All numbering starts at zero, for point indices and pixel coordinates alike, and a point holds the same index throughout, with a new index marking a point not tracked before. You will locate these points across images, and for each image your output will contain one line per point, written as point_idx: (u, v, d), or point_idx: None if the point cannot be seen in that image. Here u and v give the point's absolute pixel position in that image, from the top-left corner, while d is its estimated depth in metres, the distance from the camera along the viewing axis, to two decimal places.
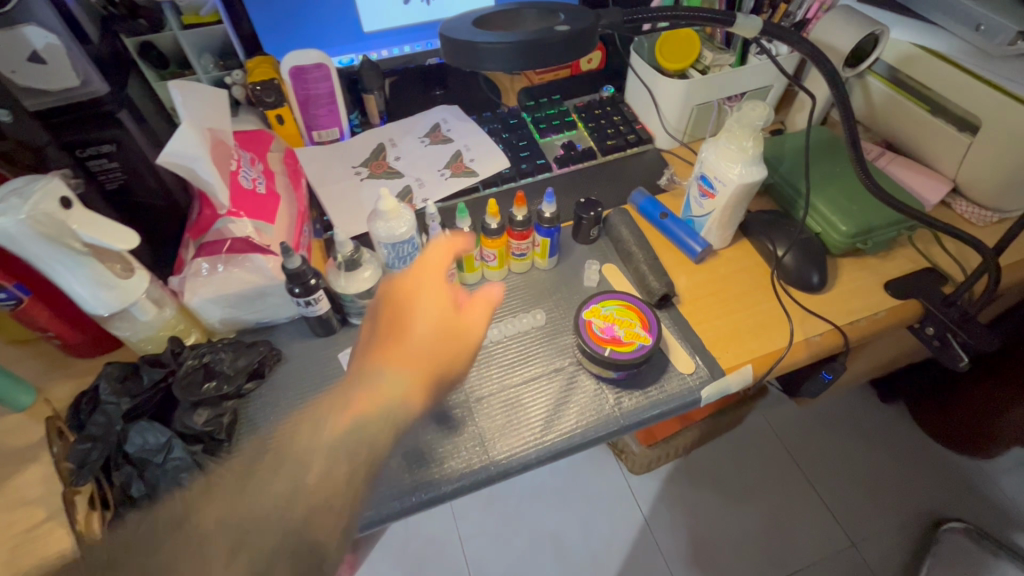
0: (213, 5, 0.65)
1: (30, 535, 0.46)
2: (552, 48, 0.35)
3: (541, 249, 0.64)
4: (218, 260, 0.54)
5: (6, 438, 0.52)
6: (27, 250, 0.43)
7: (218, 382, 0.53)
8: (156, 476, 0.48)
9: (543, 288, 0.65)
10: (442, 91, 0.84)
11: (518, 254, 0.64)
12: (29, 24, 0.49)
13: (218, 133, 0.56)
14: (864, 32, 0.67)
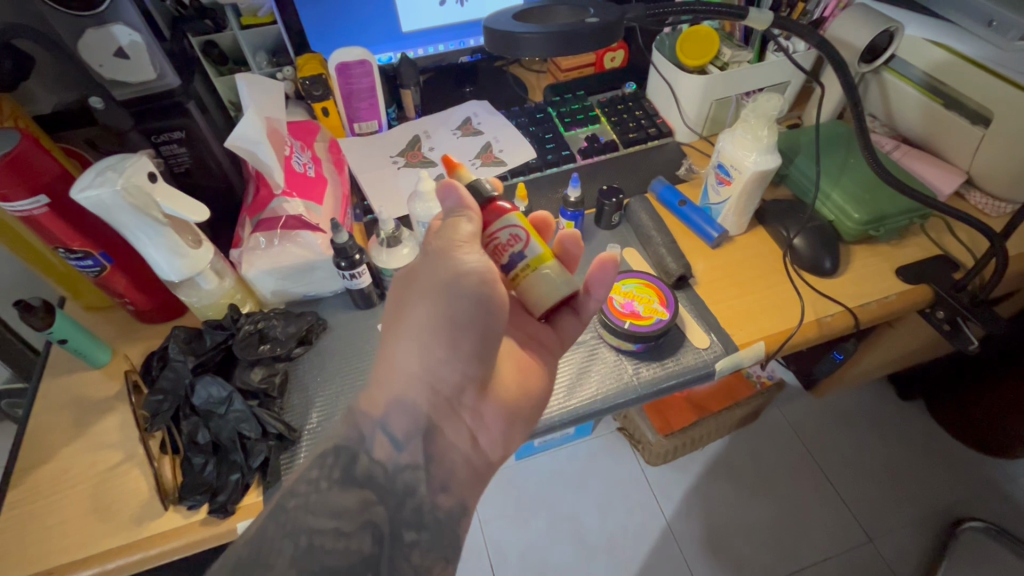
0: (269, 7, 0.73)
1: (112, 474, 0.53)
2: (583, 38, 0.39)
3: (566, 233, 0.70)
4: (274, 235, 0.60)
5: (88, 390, 0.59)
6: (116, 217, 0.49)
7: (271, 345, 0.59)
8: (219, 425, 0.53)
9: None
10: (472, 88, 0.90)
11: (514, 261, 0.48)
12: (118, 23, 0.54)
13: (273, 122, 0.62)
14: (879, 28, 0.70)
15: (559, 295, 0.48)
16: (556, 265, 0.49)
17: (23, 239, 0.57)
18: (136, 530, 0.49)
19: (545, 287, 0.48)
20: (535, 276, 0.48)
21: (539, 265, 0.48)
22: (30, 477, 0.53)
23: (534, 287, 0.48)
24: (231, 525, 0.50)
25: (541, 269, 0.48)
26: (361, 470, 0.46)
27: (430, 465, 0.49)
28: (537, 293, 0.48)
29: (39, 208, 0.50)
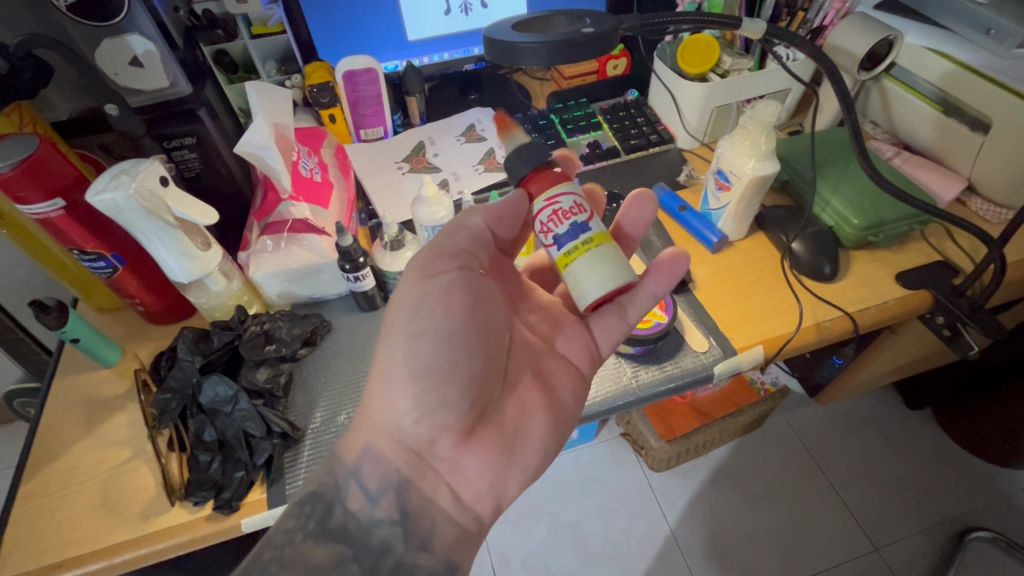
0: (279, 17, 0.75)
1: (120, 471, 0.54)
2: (579, 47, 0.41)
3: None
4: (281, 238, 0.61)
5: (98, 389, 0.60)
6: (128, 220, 0.50)
7: (277, 346, 0.60)
8: (226, 423, 0.54)
9: None
10: (476, 96, 0.91)
11: (568, 235, 0.45)
12: (134, 33, 0.56)
13: (282, 128, 0.64)
14: (878, 36, 0.70)
15: (614, 284, 0.45)
16: (613, 248, 0.46)
17: (39, 241, 0.59)
18: (143, 525, 0.51)
19: (602, 271, 0.45)
20: (592, 257, 0.45)
21: (597, 245, 0.45)
22: (40, 472, 0.54)
23: (589, 268, 0.45)
24: (234, 522, 0.51)
25: (598, 250, 0.45)
26: (337, 522, 0.47)
27: (407, 520, 0.48)
28: (592, 278, 0.45)
29: (55, 211, 0.52)
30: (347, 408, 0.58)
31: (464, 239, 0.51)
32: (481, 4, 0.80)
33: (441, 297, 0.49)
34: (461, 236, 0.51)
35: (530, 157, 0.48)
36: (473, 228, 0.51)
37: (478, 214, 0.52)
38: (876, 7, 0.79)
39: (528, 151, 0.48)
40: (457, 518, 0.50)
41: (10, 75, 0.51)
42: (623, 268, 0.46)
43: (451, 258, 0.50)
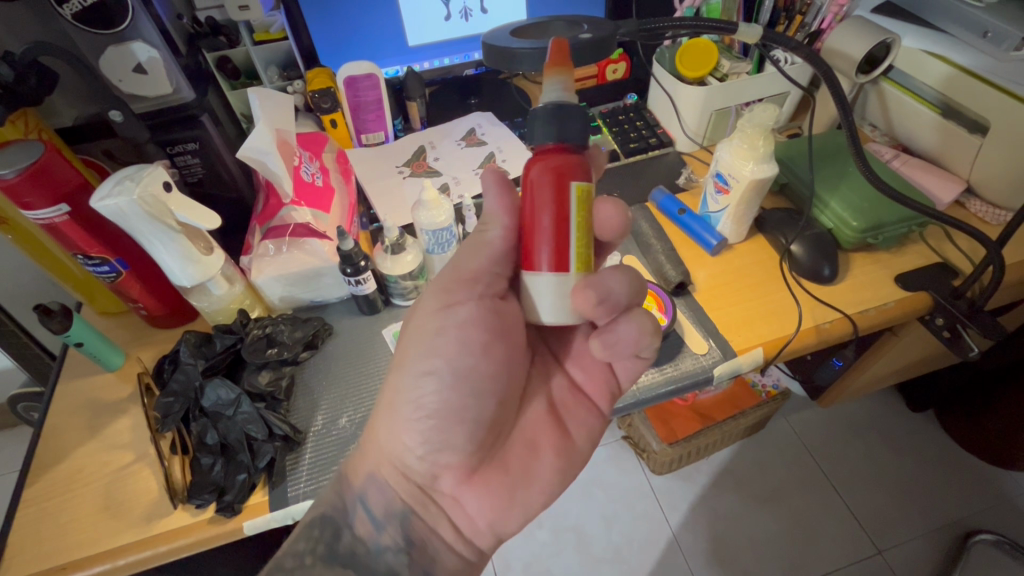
0: (280, 24, 0.77)
1: (123, 474, 0.54)
2: (577, 52, 0.41)
3: None
4: (283, 242, 0.62)
5: (102, 393, 0.61)
6: (133, 225, 0.51)
7: (279, 349, 0.60)
8: (228, 426, 0.54)
9: None
10: (476, 100, 0.92)
11: None
12: (137, 41, 0.56)
13: (284, 133, 0.64)
14: (876, 39, 0.71)
15: (557, 318, 0.40)
16: (573, 281, 0.40)
17: (43, 246, 0.59)
18: (146, 528, 0.51)
19: (548, 298, 0.40)
20: (548, 279, 0.40)
21: (555, 269, 0.40)
22: (45, 476, 0.54)
23: (538, 289, 0.40)
24: (237, 524, 0.51)
25: (554, 275, 0.40)
26: (344, 547, 0.49)
27: (412, 548, 0.50)
28: (539, 301, 0.41)
29: (60, 216, 0.52)
30: (348, 411, 0.58)
31: (485, 260, 0.48)
32: (481, 10, 0.81)
33: (435, 309, 0.48)
34: (479, 258, 0.47)
35: (555, 123, 0.39)
36: (492, 244, 0.47)
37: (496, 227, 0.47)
38: (873, 11, 0.80)
39: (558, 114, 0.39)
40: (459, 551, 0.53)
41: (15, 82, 0.51)
42: (572, 306, 0.40)
43: (478, 294, 0.48)
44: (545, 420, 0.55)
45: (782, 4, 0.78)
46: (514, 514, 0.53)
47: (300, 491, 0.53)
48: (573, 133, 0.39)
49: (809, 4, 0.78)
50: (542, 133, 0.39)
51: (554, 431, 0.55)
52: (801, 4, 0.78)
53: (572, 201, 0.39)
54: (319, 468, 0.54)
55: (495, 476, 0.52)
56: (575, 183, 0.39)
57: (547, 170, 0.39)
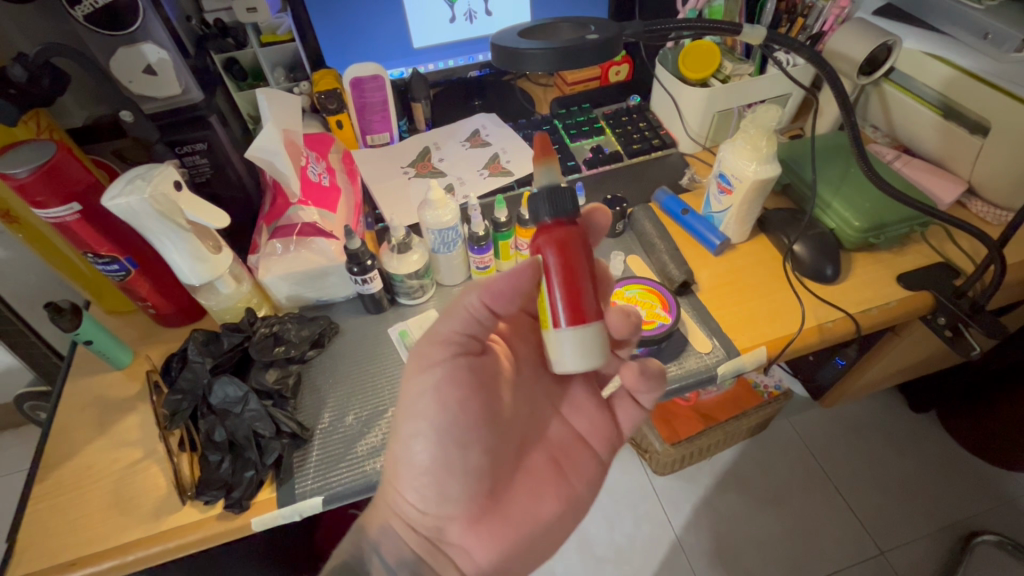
0: (289, 26, 0.78)
1: (132, 471, 0.55)
2: (584, 52, 0.42)
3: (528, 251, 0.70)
4: (290, 242, 0.62)
5: (110, 391, 0.61)
6: (144, 224, 0.52)
7: (286, 347, 0.61)
8: (235, 423, 0.55)
9: None
10: (480, 102, 0.93)
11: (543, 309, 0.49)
12: (148, 42, 0.57)
13: (291, 134, 0.65)
14: (877, 42, 0.71)
15: (583, 364, 0.44)
16: (593, 329, 0.43)
17: (54, 245, 0.60)
18: (154, 524, 0.51)
19: (572, 349, 0.43)
20: (570, 332, 0.43)
21: (576, 322, 0.43)
22: (54, 472, 0.55)
23: (562, 343, 0.43)
24: (245, 521, 0.52)
25: (575, 328, 0.43)
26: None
27: None
28: (563, 354, 0.44)
29: (71, 215, 0.53)
30: (354, 409, 0.59)
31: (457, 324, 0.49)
32: (485, 12, 0.81)
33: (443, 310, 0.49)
34: (453, 318, 0.49)
35: (552, 201, 0.44)
36: (467, 307, 0.49)
37: (475, 292, 0.48)
38: (874, 13, 0.81)
39: (552, 193, 0.44)
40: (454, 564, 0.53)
41: (29, 83, 0.51)
42: (593, 351, 0.43)
43: (446, 347, 0.50)
44: (546, 468, 0.56)
45: (783, 7, 0.80)
46: (505, 530, 0.53)
47: (308, 488, 0.53)
48: (563, 204, 0.44)
49: (810, 7, 0.79)
50: (540, 208, 0.44)
51: (552, 478, 0.55)
52: (803, 7, 0.80)
53: (581, 265, 0.43)
54: (327, 465, 0.55)
55: (498, 523, 0.53)
56: (574, 250, 0.44)
57: (549, 242, 0.44)
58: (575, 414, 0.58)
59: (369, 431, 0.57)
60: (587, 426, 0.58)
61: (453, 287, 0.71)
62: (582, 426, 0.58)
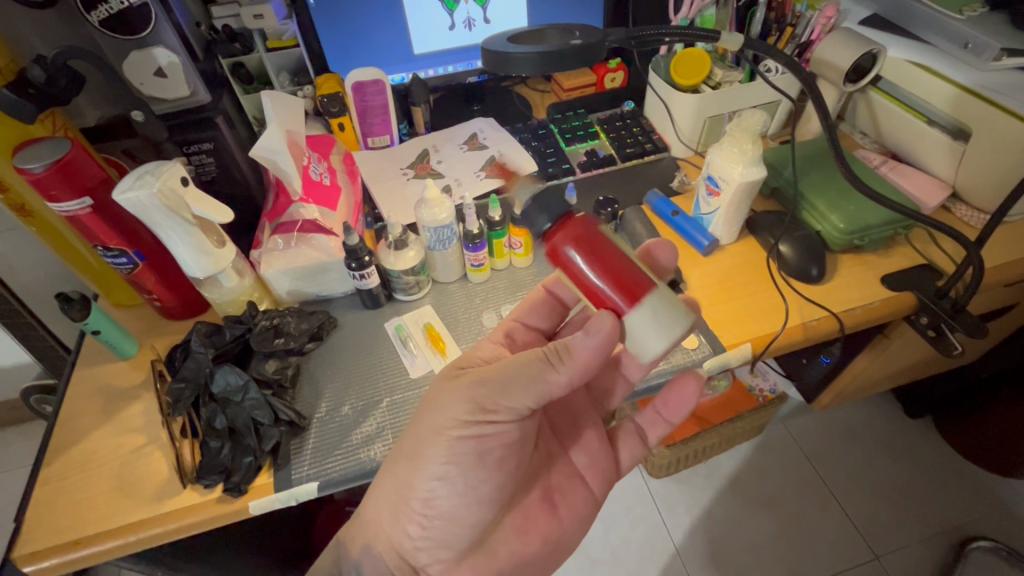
0: (293, 32, 0.79)
1: (135, 455, 0.57)
2: (569, 57, 0.44)
3: (521, 249, 0.72)
4: (291, 237, 0.65)
5: (116, 380, 0.63)
6: (152, 217, 0.54)
7: (285, 339, 0.63)
8: (236, 411, 0.57)
9: (527, 280, 0.73)
10: (479, 106, 0.96)
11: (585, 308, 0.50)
12: (159, 46, 0.60)
13: (293, 134, 0.67)
14: (863, 50, 0.73)
15: (671, 337, 0.43)
16: (653, 298, 0.44)
17: (64, 239, 0.62)
18: (156, 506, 0.53)
19: (654, 331, 0.44)
20: (639, 315, 0.44)
21: (636, 301, 0.44)
22: (61, 456, 0.57)
23: (638, 331, 0.44)
24: (242, 504, 0.54)
25: (640, 307, 0.44)
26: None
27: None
28: (651, 340, 0.44)
29: (83, 209, 0.55)
30: (350, 399, 0.61)
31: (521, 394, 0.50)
32: (483, 20, 0.84)
33: None
34: (529, 390, 0.49)
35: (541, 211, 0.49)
36: (550, 385, 0.49)
37: (567, 374, 0.49)
38: (861, 22, 0.83)
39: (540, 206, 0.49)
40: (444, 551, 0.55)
41: (46, 83, 0.53)
42: (671, 317, 0.44)
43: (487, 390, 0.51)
44: (540, 509, 0.60)
45: (773, 17, 0.81)
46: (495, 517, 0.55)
47: (304, 473, 0.55)
48: (558, 205, 0.49)
49: (799, 17, 0.81)
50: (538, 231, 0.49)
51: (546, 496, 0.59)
52: (792, 17, 0.81)
53: (611, 249, 0.46)
54: (322, 452, 0.57)
55: (483, 560, 0.57)
56: (593, 238, 0.47)
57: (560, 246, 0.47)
58: (577, 450, 0.64)
59: (364, 420, 0.59)
60: (587, 463, 0.64)
61: (448, 284, 0.73)
62: (581, 462, 0.64)
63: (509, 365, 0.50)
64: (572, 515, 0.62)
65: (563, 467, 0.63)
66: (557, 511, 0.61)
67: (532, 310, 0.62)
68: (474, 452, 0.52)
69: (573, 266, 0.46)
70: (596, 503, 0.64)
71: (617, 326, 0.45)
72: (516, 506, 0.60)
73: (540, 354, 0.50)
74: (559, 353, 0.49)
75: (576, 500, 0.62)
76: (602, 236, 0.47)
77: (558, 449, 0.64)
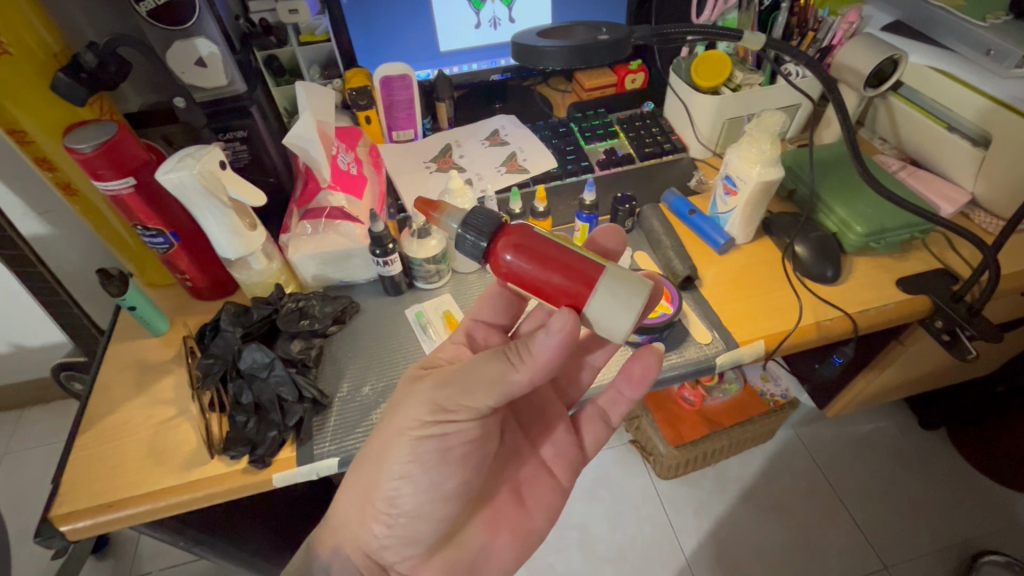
0: (325, 27, 0.82)
1: (166, 426, 0.59)
2: (593, 52, 0.46)
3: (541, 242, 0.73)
4: (319, 223, 0.67)
5: (149, 354, 0.66)
6: (190, 198, 0.56)
7: (310, 321, 0.65)
8: (262, 387, 0.59)
9: None
10: (501, 104, 0.98)
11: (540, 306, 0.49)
12: (201, 37, 0.63)
13: (324, 125, 0.70)
14: (885, 55, 0.74)
15: (635, 309, 0.43)
16: (606, 278, 0.43)
17: (105, 218, 0.65)
18: (185, 474, 0.56)
19: (618, 310, 0.43)
20: (598, 301, 0.43)
21: (591, 287, 0.43)
22: (96, 424, 0.60)
23: (602, 316, 0.44)
24: (266, 476, 0.56)
25: (595, 293, 0.43)
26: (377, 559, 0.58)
27: None
28: (616, 318, 0.43)
29: (126, 188, 0.58)
30: (371, 381, 0.63)
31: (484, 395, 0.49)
32: (509, 19, 0.86)
33: None
34: (491, 390, 0.48)
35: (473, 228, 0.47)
36: (512, 385, 0.48)
37: (526, 372, 0.47)
38: (884, 27, 0.84)
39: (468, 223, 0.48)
40: None
41: (97, 69, 0.56)
42: (628, 288, 0.43)
43: None
44: (509, 503, 0.63)
45: (794, 21, 0.82)
46: None
47: (325, 449, 0.57)
48: (488, 222, 0.47)
49: (820, 22, 0.82)
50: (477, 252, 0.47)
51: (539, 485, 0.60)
52: (814, 22, 0.82)
53: (549, 245, 0.45)
54: (343, 430, 0.59)
55: (453, 554, 0.60)
56: (525, 239, 0.46)
57: (499, 256, 0.47)
58: (543, 443, 0.65)
59: (382, 401, 0.61)
60: (553, 454, 0.65)
61: (467, 274, 0.75)
62: (550, 453, 0.65)
63: (469, 365, 0.49)
64: (541, 507, 0.64)
65: (530, 461, 0.65)
66: (525, 504, 0.64)
67: (487, 307, 0.61)
68: (437, 450, 0.52)
69: (514, 270, 0.46)
70: (564, 492, 0.66)
71: (578, 318, 0.44)
72: (486, 502, 0.62)
73: (501, 354, 0.48)
74: (520, 353, 0.48)
75: (543, 491, 0.64)
76: (529, 235, 0.46)
77: (525, 443, 0.65)
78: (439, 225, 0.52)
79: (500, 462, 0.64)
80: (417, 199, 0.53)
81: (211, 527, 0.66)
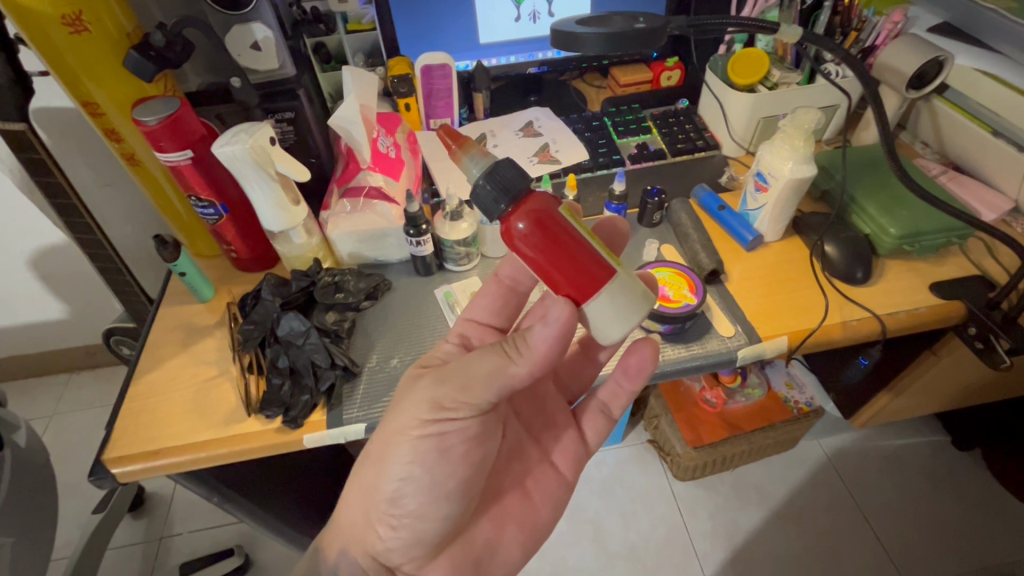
0: (372, 16, 0.88)
1: (207, 384, 0.63)
2: (628, 40, 0.48)
3: None
4: (357, 202, 0.70)
5: (194, 318, 0.71)
6: (241, 170, 0.60)
7: (345, 294, 0.69)
8: (297, 353, 0.62)
9: None
10: (536, 97, 1.00)
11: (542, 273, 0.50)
12: (257, 22, 0.67)
13: (367, 109, 0.73)
14: (930, 56, 0.73)
15: (633, 323, 0.47)
16: (614, 286, 0.46)
17: (162, 189, 0.70)
18: (224, 428, 0.60)
19: (615, 318, 0.46)
20: (601, 305, 0.46)
21: (599, 289, 0.46)
22: (144, 379, 0.64)
23: (597, 318, 0.47)
24: (298, 436, 0.59)
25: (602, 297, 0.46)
26: None
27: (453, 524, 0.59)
28: (610, 323, 0.47)
29: (184, 160, 0.62)
30: (399, 354, 0.66)
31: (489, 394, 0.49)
32: (548, 13, 0.88)
33: None
34: (489, 384, 0.48)
35: (500, 186, 0.47)
36: (510, 377, 0.48)
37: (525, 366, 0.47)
38: (930, 29, 0.82)
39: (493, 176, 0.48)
40: None
41: (165, 48, 0.60)
42: (632, 296, 0.46)
43: None
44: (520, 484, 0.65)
45: (837, 20, 0.82)
46: None
47: (353, 415, 0.60)
48: (515, 183, 0.48)
49: (864, 22, 0.81)
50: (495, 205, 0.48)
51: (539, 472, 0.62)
52: (857, 22, 0.81)
53: (572, 235, 0.47)
54: (370, 399, 0.62)
55: (458, 542, 0.61)
56: (552, 215, 0.47)
57: (519, 223, 0.47)
58: (548, 438, 0.67)
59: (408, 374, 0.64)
60: (556, 445, 0.67)
61: (496, 259, 0.77)
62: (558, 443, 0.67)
63: (467, 360, 0.50)
64: (545, 497, 0.66)
65: (536, 447, 0.67)
66: (535, 486, 0.66)
67: (482, 305, 0.63)
68: (436, 450, 0.54)
69: (532, 247, 0.47)
70: (568, 483, 0.68)
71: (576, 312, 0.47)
72: (496, 483, 0.64)
73: (498, 347, 0.48)
74: (516, 345, 0.48)
75: (551, 475, 0.66)
76: (554, 214, 0.47)
77: (530, 433, 0.67)
78: (460, 162, 0.51)
79: (508, 450, 0.65)
80: (441, 127, 0.51)
81: (244, 486, 0.70)
